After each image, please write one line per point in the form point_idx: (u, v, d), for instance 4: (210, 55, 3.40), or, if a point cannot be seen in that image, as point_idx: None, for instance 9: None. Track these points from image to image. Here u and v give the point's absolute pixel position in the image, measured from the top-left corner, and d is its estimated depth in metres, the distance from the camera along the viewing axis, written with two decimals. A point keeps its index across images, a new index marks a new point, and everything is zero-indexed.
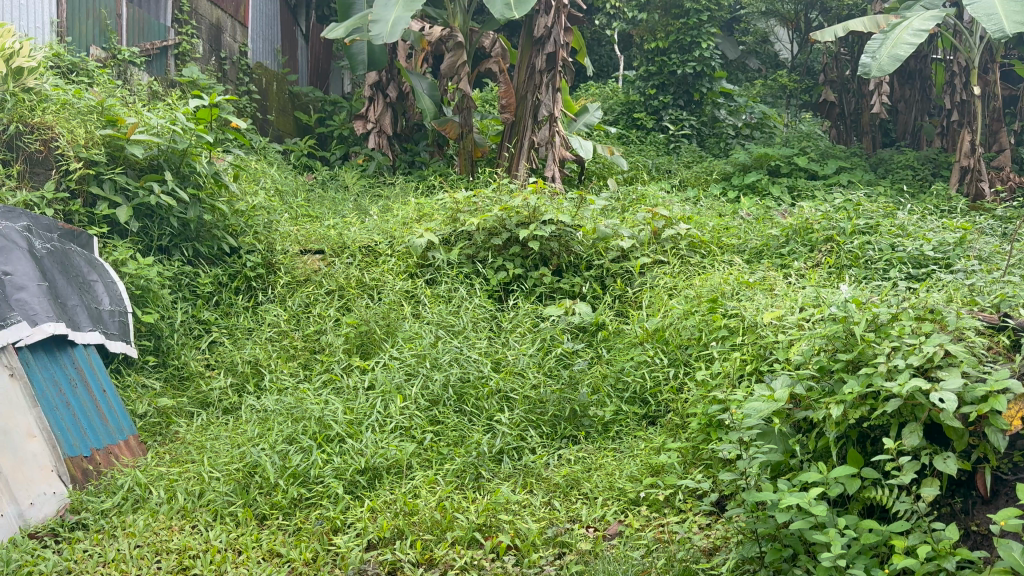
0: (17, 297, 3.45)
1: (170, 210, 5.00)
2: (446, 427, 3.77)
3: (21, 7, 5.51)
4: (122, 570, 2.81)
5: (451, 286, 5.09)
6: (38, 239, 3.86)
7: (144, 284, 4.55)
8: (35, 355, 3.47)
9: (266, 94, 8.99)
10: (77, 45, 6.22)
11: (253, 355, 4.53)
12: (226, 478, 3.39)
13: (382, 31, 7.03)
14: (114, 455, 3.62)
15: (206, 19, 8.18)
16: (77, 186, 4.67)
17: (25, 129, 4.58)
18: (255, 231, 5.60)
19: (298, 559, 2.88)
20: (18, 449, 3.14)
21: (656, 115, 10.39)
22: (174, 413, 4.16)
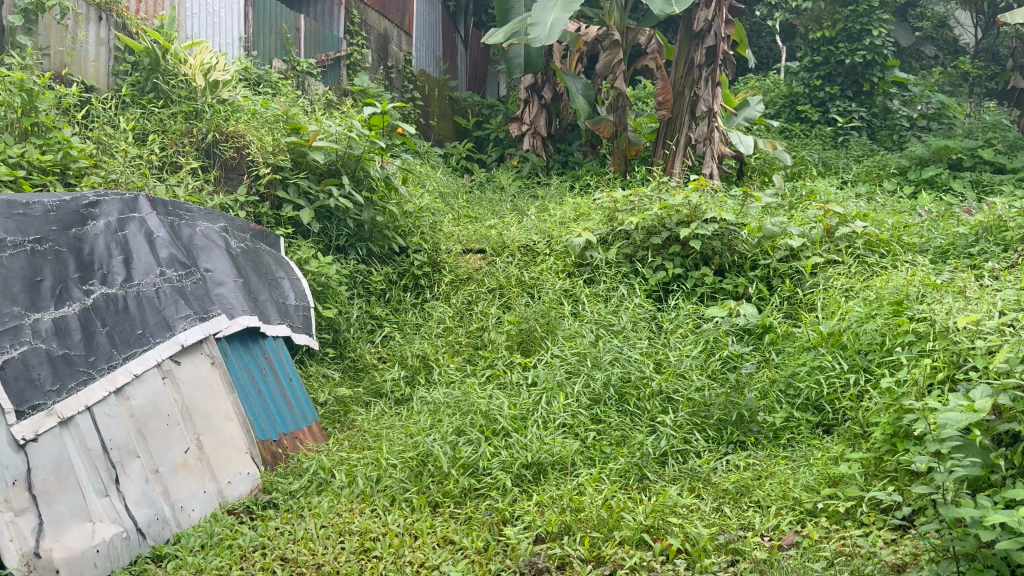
0: (217, 291, 3.77)
1: (347, 212, 5.28)
2: (609, 426, 3.75)
3: (213, 24, 6.02)
4: (311, 548, 2.99)
5: (610, 286, 5.08)
6: (233, 239, 4.19)
7: (325, 280, 4.83)
8: (232, 345, 3.76)
9: (429, 100, 9.31)
10: (262, 57, 6.70)
11: (422, 349, 4.71)
12: (401, 465, 3.54)
13: (541, 34, 7.09)
14: (299, 440, 3.89)
15: (374, 30, 8.58)
16: (266, 190, 5.01)
17: (221, 138, 4.99)
18: (422, 232, 5.81)
19: (471, 547, 2.98)
20: (218, 432, 3.43)
21: (822, 107, 9.92)
22: (351, 402, 4.39)
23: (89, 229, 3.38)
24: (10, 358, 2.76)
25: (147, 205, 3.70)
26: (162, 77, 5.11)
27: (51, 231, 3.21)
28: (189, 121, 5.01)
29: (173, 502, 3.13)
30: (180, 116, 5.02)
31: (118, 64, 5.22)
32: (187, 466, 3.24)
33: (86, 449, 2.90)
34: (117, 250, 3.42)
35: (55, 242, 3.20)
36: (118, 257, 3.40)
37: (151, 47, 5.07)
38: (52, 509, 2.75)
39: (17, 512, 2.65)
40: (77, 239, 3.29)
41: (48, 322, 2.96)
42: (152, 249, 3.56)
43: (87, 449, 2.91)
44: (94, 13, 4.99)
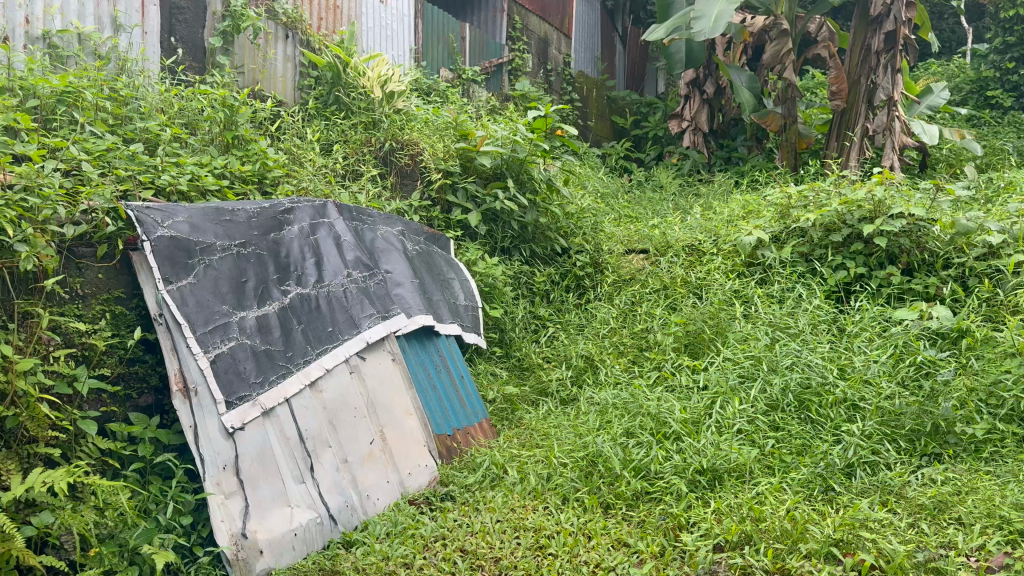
0: (397, 291, 3.93)
1: (512, 215, 5.36)
2: (788, 434, 3.60)
3: (387, 37, 6.32)
4: (488, 541, 3.05)
5: (785, 287, 4.88)
6: (409, 242, 4.37)
7: (492, 281, 4.93)
8: (410, 342, 3.91)
9: (588, 101, 9.31)
10: (431, 67, 6.96)
11: (586, 350, 4.71)
12: (572, 465, 3.55)
13: (705, 27, 6.92)
14: (471, 435, 3.99)
15: (535, 34, 8.69)
16: (437, 195, 5.19)
17: (397, 146, 5.19)
18: (585, 233, 5.81)
19: (646, 551, 2.94)
20: (399, 425, 3.57)
21: (1017, 91, 9.08)
22: (519, 400, 4.46)
23: (286, 233, 3.62)
24: (220, 352, 3.04)
25: (335, 211, 3.93)
26: (343, 89, 5.39)
27: (254, 236, 3.47)
28: (367, 131, 5.23)
29: (360, 491, 3.28)
30: (360, 126, 5.25)
31: (302, 78, 5.53)
32: (372, 456, 3.39)
33: (285, 438, 3.12)
34: (309, 254, 3.65)
35: (257, 246, 3.46)
36: (311, 260, 3.63)
37: (333, 62, 5.35)
38: (256, 493, 2.98)
39: (227, 495, 2.92)
40: (275, 243, 3.54)
41: (251, 320, 3.22)
42: (339, 252, 3.78)
43: (286, 437, 3.13)
44: (282, 32, 5.37)
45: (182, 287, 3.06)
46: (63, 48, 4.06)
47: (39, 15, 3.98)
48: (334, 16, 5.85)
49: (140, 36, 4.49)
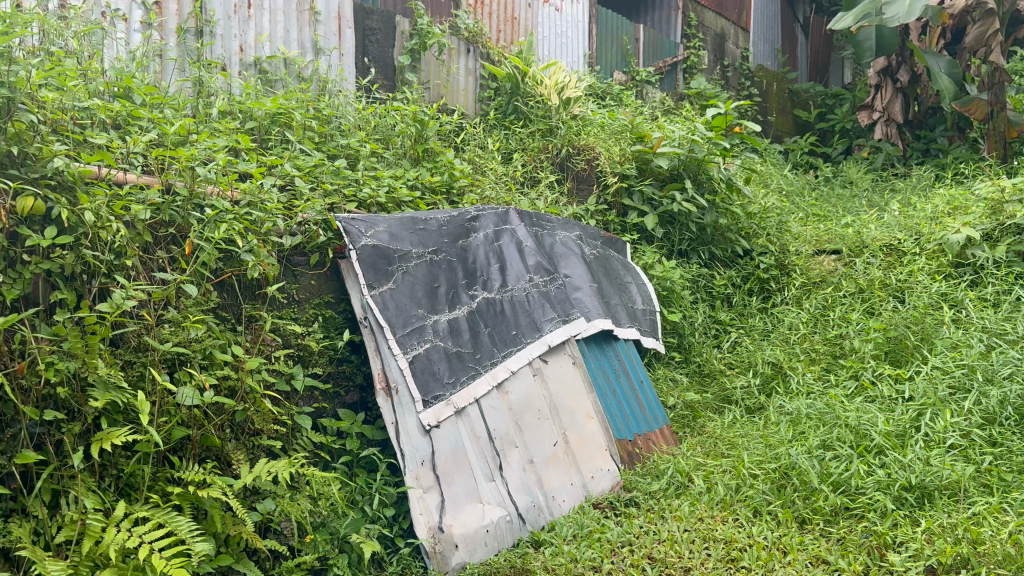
0: (576, 296, 3.95)
1: (690, 216, 5.25)
2: (1009, 451, 3.30)
3: (561, 45, 6.42)
4: (676, 551, 2.99)
5: (1001, 288, 4.50)
6: (588, 247, 4.38)
7: (670, 285, 4.85)
8: (589, 347, 3.91)
9: (767, 96, 8.96)
10: (605, 71, 6.99)
11: (774, 356, 4.53)
12: (763, 476, 3.42)
13: (898, 11, 6.50)
14: (653, 442, 3.93)
15: (711, 30, 8.49)
16: (614, 199, 5.17)
17: (574, 151, 5.21)
18: (769, 233, 5.60)
19: (849, 569, 2.79)
20: (580, 428, 3.56)
21: None
22: (701, 407, 4.35)
23: (472, 240, 3.75)
24: (417, 353, 3.21)
25: (516, 217, 4.00)
26: (522, 99, 5.51)
27: (444, 243, 3.62)
28: (545, 138, 5.30)
29: (546, 491, 3.32)
30: (538, 134, 5.32)
31: (483, 90, 5.70)
32: (557, 458, 3.43)
33: (476, 437, 3.24)
34: (494, 259, 3.76)
35: (448, 253, 3.60)
36: (495, 265, 3.74)
37: (512, 72, 5.48)
38: (451, 489, 3.11)
39: (425, 489, 3.07)
40: (463, 249, 3.67)
41: (444, 323, 3.36)
42: (521, 257, 3.84)
43: (477, 436, 3.24)
44: (464, 46, 5.56)
45: (383, 292, 3.25)
46: (272, 72, 4.42)
47: (251, 42, 4.38)
48: (511, 27, 6.02)
49: (338, 57, 4.81)
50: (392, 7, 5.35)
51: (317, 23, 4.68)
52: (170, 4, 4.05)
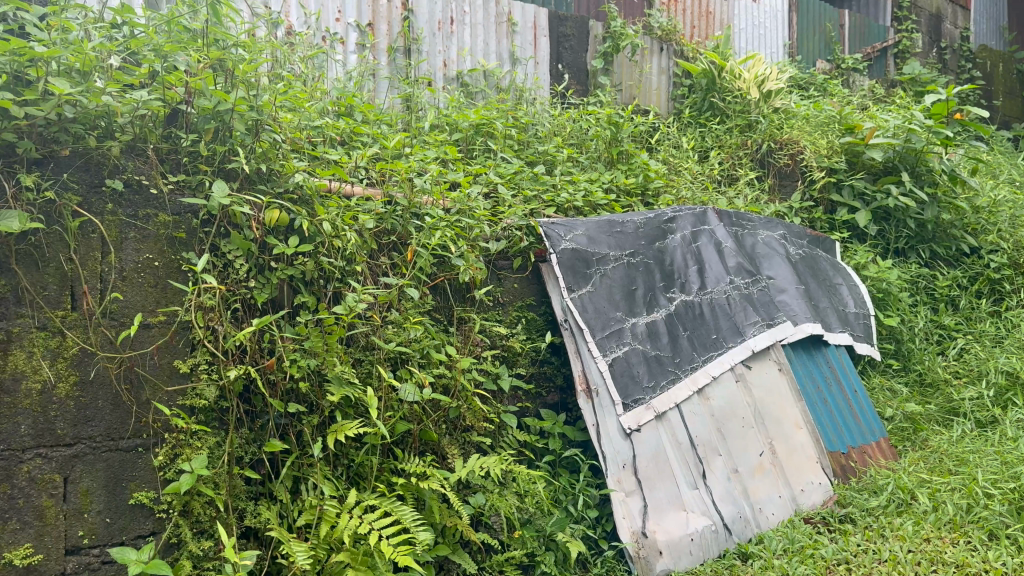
0: (781, 298, 3.76)
1: (907, 211, 4.89)
2: None
3: (759, 36, 6.21)
4: (901, 572, 2.78)
5: None
6: (792, 246, 4.17)
7: (886, 287, 4.53)
8: (797, 352, 3.71)
9: (992, 78, 8.16)
10: (806, 61, 6.66)
11: (1010, 365, 4.12)
12: (1000, 497, 3.12)
13: None
14: (869, 455, 3.69)
15: (925, 10, 7.86)
16: (820, 195, 4.91)
17: (776, 146, 4.97)
18: (1001, 229, 5.10)
19: None
20: (789, 438, 3.39)
21: None
22: (923, 420, 4.03)
23: (670, 241, 3.66)
24: (616, 357, 3.20)
25: (715, 217, 3.87)
26: (718, 94, 5.31)
27: (641, 245, 3.57)
28: (744, 134, 5.09)
29: (753, 502, 3.21)
30: (736, 130, 5.13)
31: (677, 88, 5.59)
32: (763, 468, 3.30)
33: (678, 443, 3.18)
34: (692, 261, 3.66)
35: (645, 255, 3.55)
36: (694, 267, 3.64)
37: (708, 68, 5.32)
38: (653, 495, 3.07)
39: (627, 493, 3.04)
40: (661, 251, 3.61)
41: (643, 325, 3.33)
42: (721, 259, 3.72)
43: (678, 442, 3.18)
44: (657, 45, 5.49)
45: (582, 296, 3.27)
46: (472, 84, 4.58)
47: (453, 57, 4.57)
48: (707, 22, 5.89)
49: (534, 66, 4.92)
50: (585, 11, 5.39)
51: (515, 34, 4.81)
52: (381, 26, 4.32)
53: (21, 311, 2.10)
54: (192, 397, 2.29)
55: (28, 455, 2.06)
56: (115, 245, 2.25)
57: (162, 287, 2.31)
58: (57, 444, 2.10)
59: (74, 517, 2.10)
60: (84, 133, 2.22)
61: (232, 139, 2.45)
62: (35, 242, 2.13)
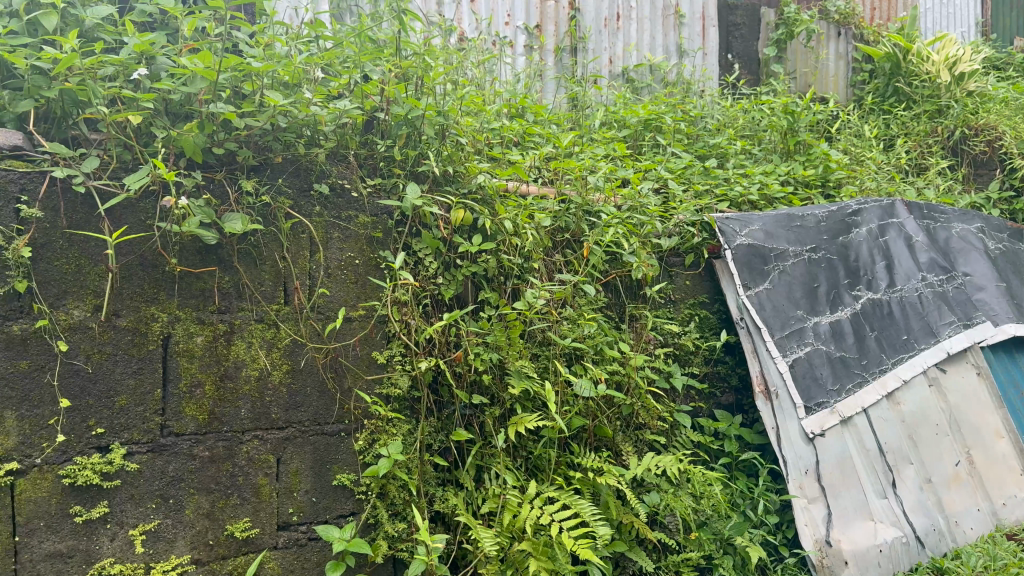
0: (979, 296, 3.48)
1: None
2: None
3: (948, 15, 5.79)
4: None
5: None
6: (992, 239, 3.85)
7: None
8: (998, 355, 3.42)
9: None
10: (1004, 38, 6.12)
11: None
12: None
13: None
14: None
15: None
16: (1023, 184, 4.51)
17: (971, 133, 4.61)
18: None
19: None
20: (989, 448, 3.15)
21: None
22: None
23: (854, 236, 3.48)
24: (797, 358, 3.07)
25: (904, 210, 3.64)
26: (904, 79, 4.98)
27: (823, 240, 3.42)
28: (934, 120, 4.75)
29: (949, 515, 3.02)
30: (924, 116, 4.79)
31: (856, 74, 5.29)
32: (959, 479, 3.09)
33: (865, 449, 3.01)
34: (879, 256, 3.45)
35: (828, 251, 3.40)
36: (882, 263, 3.44)
37: (891, 51, 5.01)
38: (839, 502, 2.93)
39: (810, 500, 2.93)
40: (845, 246, 3.43)
41: (826, 325, 3.19)
42: (911, 254, 3.49)
43: (866, 448, 3.01)
44: (834, 31, 5.27)
45: (759, 293, 3.19)
46: (638, 80, 4.54)
47: (620, 53, 4.56)
48: (888, 5, 5.58)
49: (702, 57, 4.79)
50: None
51: (682, 26, 4.71)
52: (549, 26, 4.37)
53: (243, 305, 2.32)
54: (387, 386, 2.44)
55: (247, 437, 2.26)
56: (321, 244, 2.44)
57: (361, 283, 2.49)
58: (271, 427, 2.29)
59: (285, 495, 2.29)
60: (294, 141, 2.42)
61: (422, 143, 2.62)
62: (254, 242, 2.34)
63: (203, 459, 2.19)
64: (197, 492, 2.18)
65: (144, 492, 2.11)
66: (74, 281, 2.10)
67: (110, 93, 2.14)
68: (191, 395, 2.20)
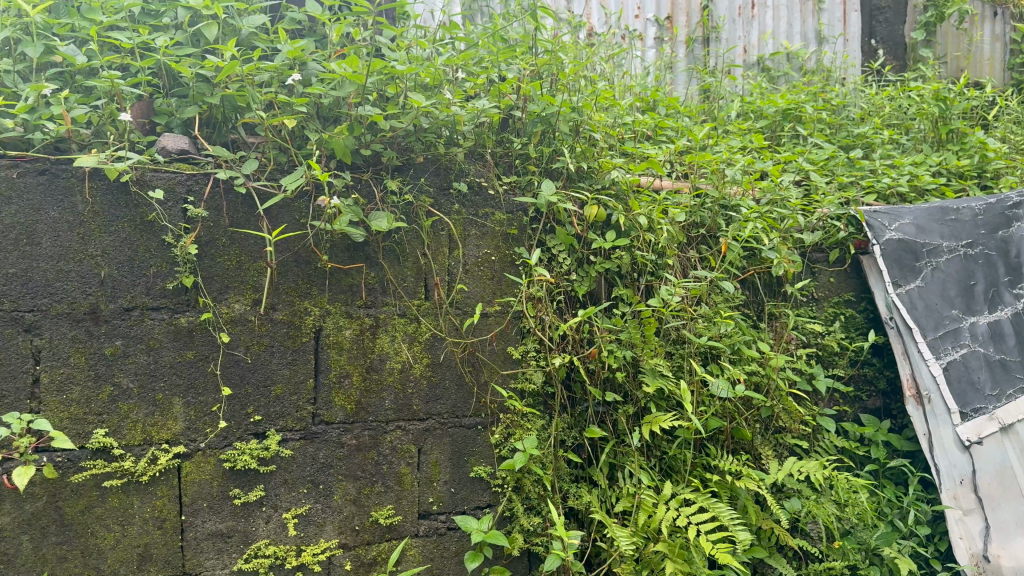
0: None
1: None
2: None
3: None
4: None
5: None
6: None
7: None
8: None
9: None
10: None
11: None
12: None
13: None
14: None
15: None
16: None
17: None
18: None
19: None
20: None
21: None
22: None
23: (1017, 229, 3.21)
24: (952, 360, 2.89)
25: None
26: None
27: (981, 235, 3.17)
28: None
29: None
30: None
31: (1015, 56, 4.90)
32: None
33: None
34: None
35: (986, 246, 3.15)
36: None
37: None
38: (998, 515, 2.73)
39: (966, 512, 2.74)
40: (1005, 241, 3.18)
41: (984, 325, 3.00)
42: None
43: None
44: (989, 10, 4.92)
45: (910, 291, 3.01)
46: (774, 69, 4.38)
47: (754, 42, 4.41)
48: None
49: (843, 44, 4.57)
50: None
51: (821, 12, 4.53)
52: (680, 17, 4.28)
53: (387, 300, 2.39)
54: (523, 381, 2.47)
55: (390, 427, 2.35)
56: (460, 241, 2.49)
57: (497, 279, 2.52)
58: (412, 418, 2.37)
59: (425, 485, 2.37)
60: (434, 141, 2.47)
61: (556, 140, 2.64)
62: (398, 239, 2.42)
63: (350, 447, 2.30)
64: (345, 478, 2.28)
65: (297, 477, 2.23)
66: (235, 276, 2.21)
67: (267, 98, 2.25)
68: (339, 385, 2.30)
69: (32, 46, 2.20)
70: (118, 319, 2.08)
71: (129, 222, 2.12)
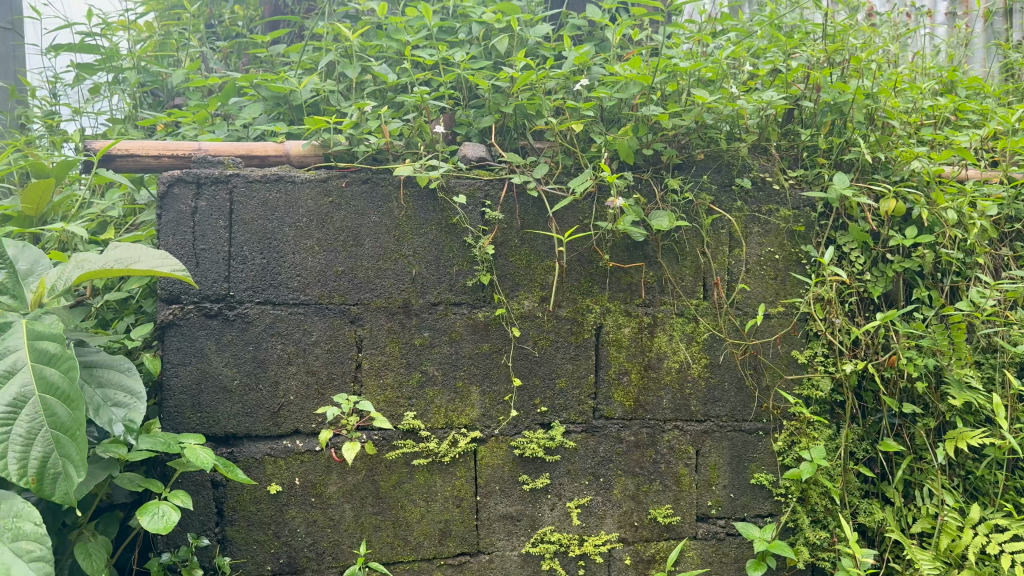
0: None
1: None
2: None
3: None
4: None
5: None
6: None
7: None
8: None
9: None
10: None
11: None
12: None
13: None
14: None
15: None
16: None
17: None
18: None
19: None
20: None
21: None
22: None
23: None
24: None
25: None
26: None
27: None
28: None
29: None
30: None
31: None
32: None
33: None
34: None
35: None
36: None
37: None
38: None
39: None
40: None
41: None
42: None
43: None
44: None
45: None
46: None
47: None
48: None
49: None
50: None
51: None
52: None
53: (665, 298, 2.39)
54: (808, 387, 2.38)
55: (668, 426, 2.35)
56: (742, 239, 2.44)
57: (781, 279, 2.44)
58: (690, 419, 2.36)
59: (704, 487, 2.35)
60: (716, 137, 2.42)
61: (848, 129, 2.48)
62: (678, 238, 2.41)
63: (629, 443, 2.33)
64: (624, 474, 2.32)
65: (580, 469, 2.31)
66: (526, 275, 2.33)
67: (556, 105, 2.35)
68: (619, 382, 2.34)
69: (352, 68, 2.45)
70: (426, 313, 2.27)
71: (436, 225, 2.30)
